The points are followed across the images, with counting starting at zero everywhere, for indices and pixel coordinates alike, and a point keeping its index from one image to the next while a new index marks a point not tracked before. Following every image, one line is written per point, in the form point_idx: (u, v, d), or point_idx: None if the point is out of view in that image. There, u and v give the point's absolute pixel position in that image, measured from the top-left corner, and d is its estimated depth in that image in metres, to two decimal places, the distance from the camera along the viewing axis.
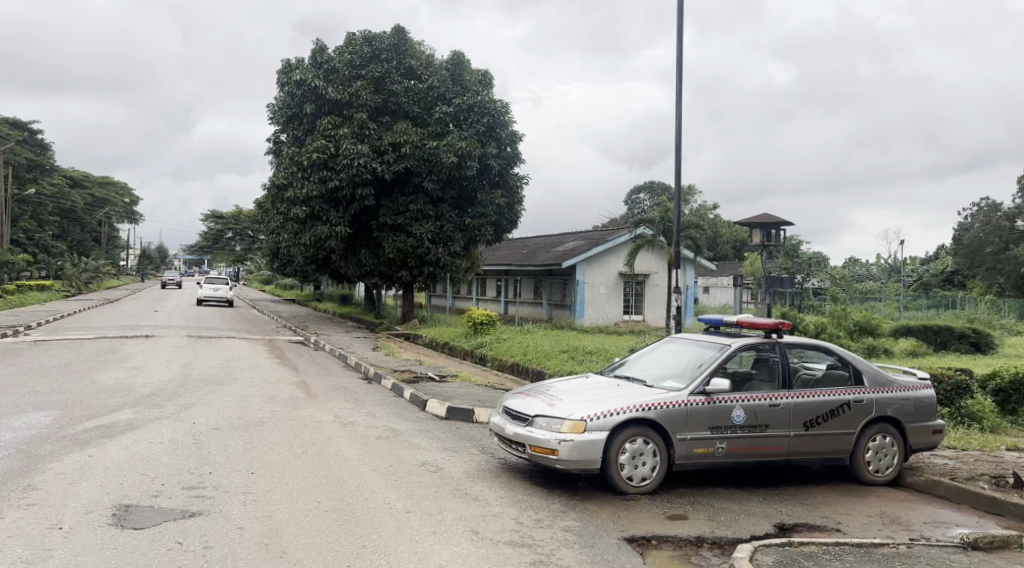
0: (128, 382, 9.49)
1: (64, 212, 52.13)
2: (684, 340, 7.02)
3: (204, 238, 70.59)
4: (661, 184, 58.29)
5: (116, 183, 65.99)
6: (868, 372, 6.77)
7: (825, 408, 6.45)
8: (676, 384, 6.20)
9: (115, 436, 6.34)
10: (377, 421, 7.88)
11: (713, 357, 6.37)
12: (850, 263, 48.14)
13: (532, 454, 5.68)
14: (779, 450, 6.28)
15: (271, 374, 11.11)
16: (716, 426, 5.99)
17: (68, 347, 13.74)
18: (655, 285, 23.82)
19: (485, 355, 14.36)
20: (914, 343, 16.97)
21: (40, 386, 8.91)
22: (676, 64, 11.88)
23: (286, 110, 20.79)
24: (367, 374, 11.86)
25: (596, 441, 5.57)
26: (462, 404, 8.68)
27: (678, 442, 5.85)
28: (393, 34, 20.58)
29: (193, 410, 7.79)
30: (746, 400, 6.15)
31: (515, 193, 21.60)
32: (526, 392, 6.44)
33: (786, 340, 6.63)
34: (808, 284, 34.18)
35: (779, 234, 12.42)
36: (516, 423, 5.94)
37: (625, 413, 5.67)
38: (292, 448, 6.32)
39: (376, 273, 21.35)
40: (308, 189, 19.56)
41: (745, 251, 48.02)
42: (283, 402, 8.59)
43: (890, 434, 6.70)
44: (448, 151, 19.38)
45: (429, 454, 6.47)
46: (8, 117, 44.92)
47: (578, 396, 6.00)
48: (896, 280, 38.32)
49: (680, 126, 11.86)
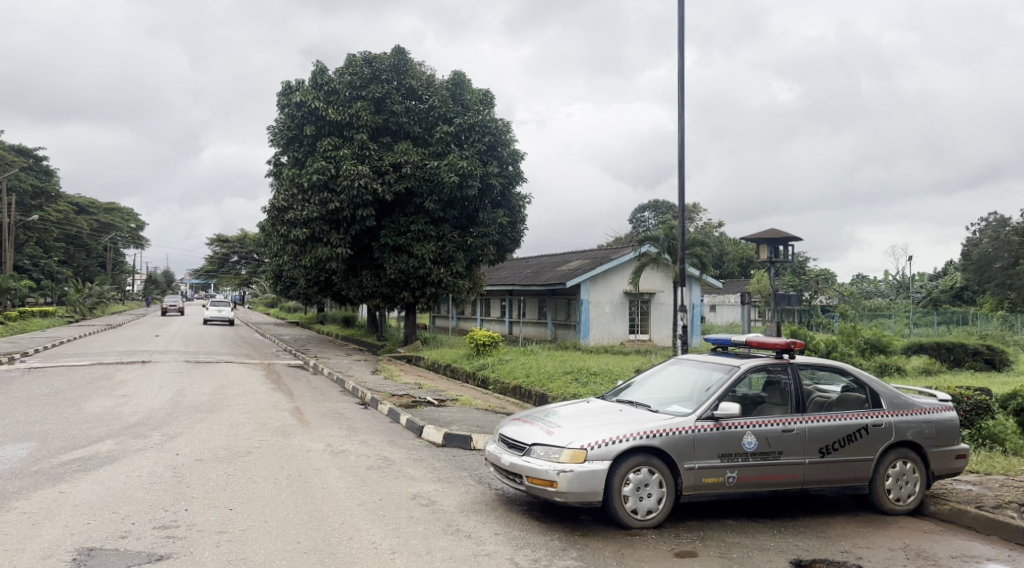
0: (116, 410, 9.13)
1: (71, 237, 52.22)
2: (690, 362, 6.67)
3: (209, 262, 70.75)
4: (665, 202, 58.24)
5: (122, 209, 66.17)
6: (886, 395, 6.40)
7: (842, 433, 6.08)
8: (683, 408, 5.84)
9: (91, 469, 5.99)
10: (370, 449, 7.54)
11: (722, 380, 6.02)
12: (857, 280, 47.70)
13: (529, 486, 5.31)
14: (794, 478, 5.90)
15: (264, 400, 10.77)
16: (726, 454, 5.62)
17: (62, 373, 13.47)
18: (661, 303, 23.43)
19: (486, 377, 14.00)
20: (926, 361, 16.55)
21: (23, 416, 8.56)
22: (678, 80, 11.66)
23: (286, 132, 20.61)
24: (364, 399, 11.50)
25: (597, 471, 5.21)
26: (460, 430, 8.32)
27: (686, 471, 5.48)
28: (393, 55, 20.47)
29: (178, 440, 7.43)
30: (758, 426, 5.79)
31: (517, 211, 21.55)
32: (523, 419, 6.08)
33: (798, 361, 6.28)
34: (816, 301, 33.78)
35: (787, 250, 12.05)
36: (513, 452, 5.58)
37: (628, 441, 5.32)
38: (277, 481, 5.96)
39: (377, 295, 21.04)
40: (308, 211, 19.32)
41: (751, 269, 47.74)
42: (273, 431, 8.24)
43: (910, 460, 6.33)
44: (449, 171, 19.16)
45: (422, 485, 6.11)
46: (14, 144, 45.04)
47: (579, 422, 5.64)
48: (904, 298, 37.89)
49: (682, 141, 11.59)
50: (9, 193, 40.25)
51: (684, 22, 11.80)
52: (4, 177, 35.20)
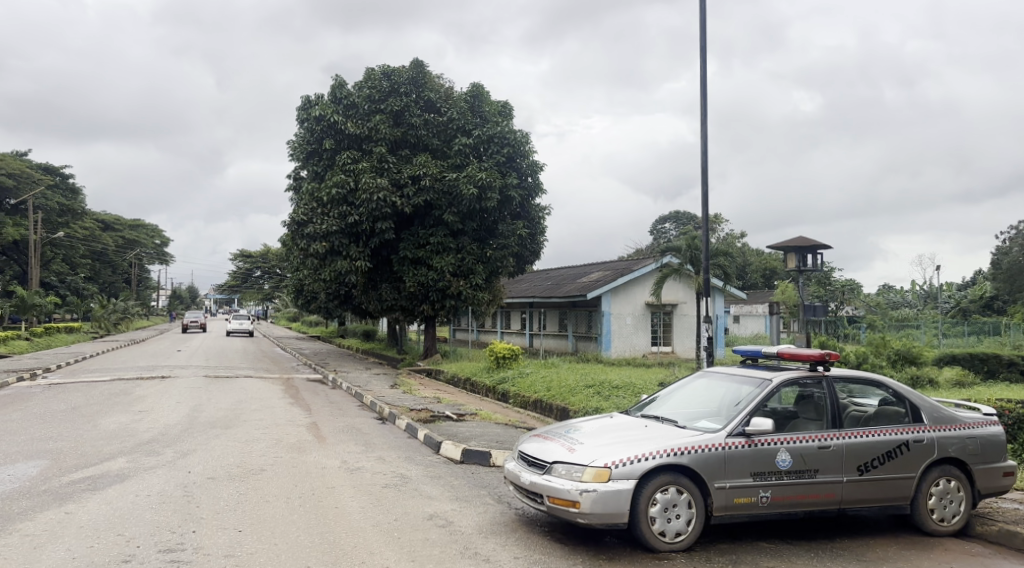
0: (131, 427, 9.00)
1: (97, 254, 52.92)
2: (718, 375, 6.38)
3: (232, 277, 71.29)
4: (686, 213, 57.75)
5: (147, 225, 66.92)
6: (927, 409, 6.05)
7: (881, 450, 5.75)
8: (712, 424, 5.56)
9: (100, 488, 5.82)
10: (387, 466, 7.32)
11: (752, 394, 5.72)
12: (884, 290, 46.79)
13: (550, 506, 5.06)
14: (832, 498, 5.58)
15: (281, 416, 10.60)
16: (758, 472, 5.32)
17: (81, 389, 13.45)
18: (684, 314, 23.02)
19: (506, 391, 13.73)
20: (959, 373, 15.99)
21: (38, 433, 8.44)
22: (700, 87, 11.42)
23: (306, 147, 20.63)
24: (382, 414, 11.28)
25: (623, 491, 4.93)
26: (479, 446, 8.08)
27: (716, 491, 5.19)
28: (412, 68, 20.46)
29: (191, 457, 7.27)
30: (792, 442, 5.49)
31: (537, 223, 21.39)
32: (543, 435, 5.82)
33: (833, 373, 5.96)
34: (843, 311, 33.09)
35: (815, 259, 11.69)
36: (533, 470, 5.33)
37: (655, 459, 5.04)
38: (289, 501, 5.75)
39: (396, 308, 20.88)
40: (327, 225, 19.26)
41: (775, 280, 47.05)
42: (288, 447, 8.05)
43: (954, 477, 5.97)
44: (468, 183, 18.99)
45: (438, 505, 5.87)
46: (41, 163, 45.73)
47: (602, 439, 5.38)
48: (932, 310, 37.01)
49: (705, 149, 11.32)
50: (35, 211, 40.78)
51: (705, 28, 11.57)
52: (31, 194, 35.61)
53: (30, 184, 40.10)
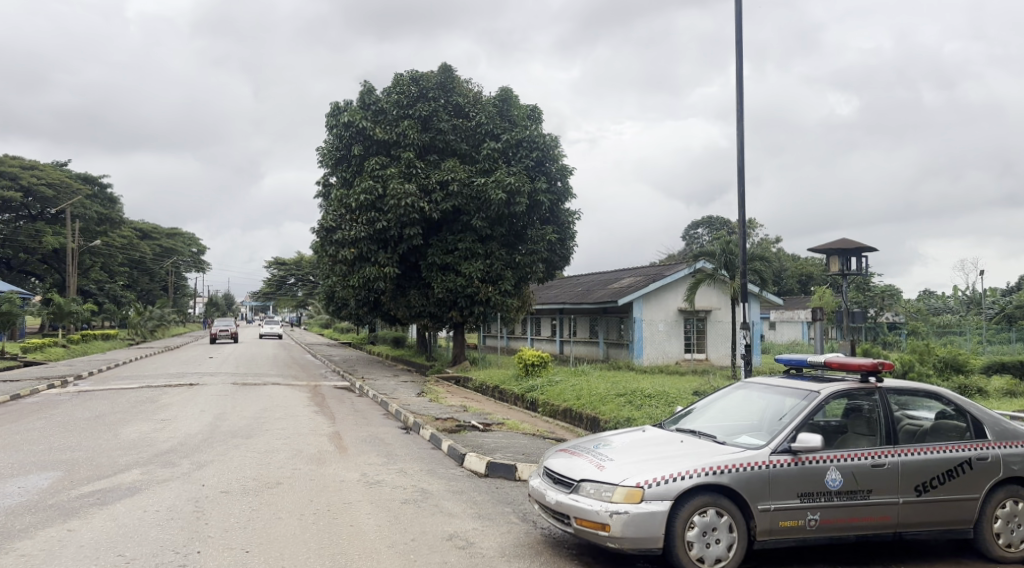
0: (151, 437, 8.83)
1: (135, 262, 53.95)
2: (758, 386, 5.94)
3: (267, 285, 72.04)
4: (719, 218, 56.84)
5: (183, 233, 68.04)
6: (992, 423, 5.53)
7: (941, 468, 5.26)
8: (754, 440, 5.12)
9: (109, 503, 5.61)
10: (408, 480, 7.02)
11: (798, 407, 5.27)
12: (925, 296, 45.33)
13: (578, 528, 4.68)
14: (886, 522, 5.10)
15: (305, 425, 10.38)
16: (807, 493, 4.88)
17: (109, 397, 13.39)
18: (718, 321, 22.37)
19: (535, 400, 13.36)
20: (1009, 381, 15.14)
21: (58, 443, 8.32)
22: (736, 83, 10.98)
23: (334, 153, 20.54)
24: (407, 423, 10.98)
25: (656, 513, 4.54)
26: (504, 458, 7.73)
27: (760, 513, 4.76)
28: (440, 72, 20.27)
29: (207, 469, 7.05)
30: (843, 460, 5.03)
31: (567, 228, 21.02)
32: (569, 449, 5.44)
33: (885, 385, 5.48)
34: (883, 317, 32.06)
35: (860, 261, 11.11)
36: (559, 488, 4.96)
37: (692, 478, 4.64)
38: (303, 518, 5.46)
39: (425, 314, 20.64)
40: (356, 231, 19.15)
41: (812, 286, 45.93)
42: (307, 459, 7.80)
43: (1021, 499, 5.43)
44: (497, 188, 18.65)
45: (460, 523, 5.52)
46: (80, 173, 46.56)
47: (633, 455, 4.99)
48: (976, 315, 35.73)
49: (742, 147, 10.86)
50: (73, 220, 41.52)
51: (742, 22, 11.11)
52: (70, 203, 36.15)
53: (69, 192, 40.77)
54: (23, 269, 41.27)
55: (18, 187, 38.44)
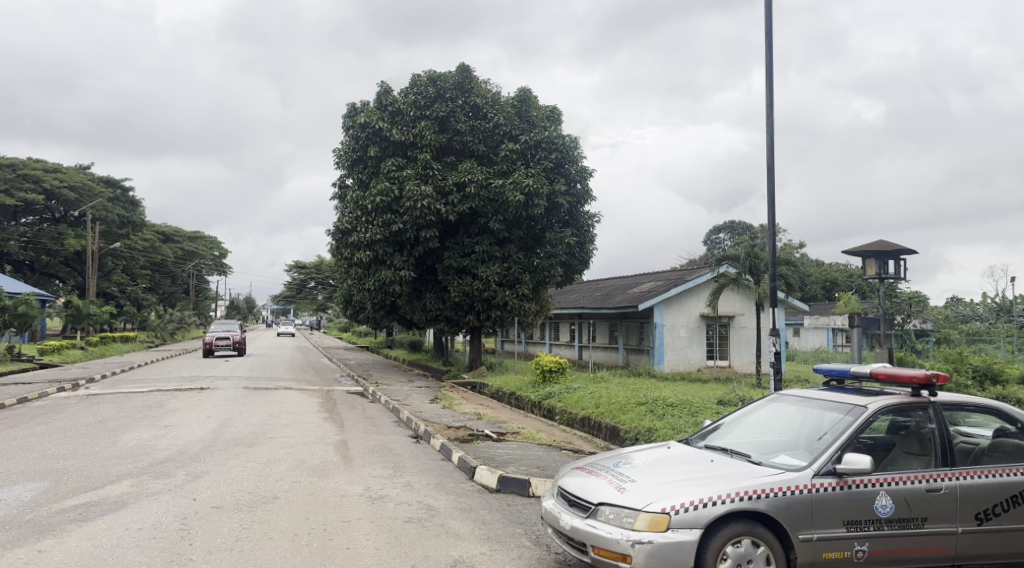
0: (149, 444, 8.46)
1: (156, 265, 54.23)
2: (796, 399, 5.37)
3: (287, 288, 72.20)
4: (741, 224, 56.05)
5: (205, 237, 68.42)
6: None
7: (1003, 494, 4.69)
8: (795, 461, 4.58)
9: (90, 519, 5.22)
10: (411, 494, 6.56)
11: (842, 424, 4.72)
12: (953, 304, 44.14)
13: (595, 558, 4.18)
14: (944, 552, 4.55)
15: (312, 432, 9.97)
16: (854, 521, 4.36)
17: (117, 401, 13.07)
18: (742, 326, 21.71)
19: (552, 408, 12.85)
20: None
21: (52, 450, 7.99)
22: (766, 78, 10.44)
23: (351, 154, 20.18)
24: (417, 432, 10.51)
25: (685, 543, 4.03)
26: (518, 472, 7.25)
27: (800, 543, 4.24)
28: (458, 72, 19.82)
29: (203, 481, 6.67)
30: (894, 483, 4.49)
31: (586, 231, 20.47)
32: (586, 468, 4.93)
33: (940, 399, 4.91)
34: (911, 324, 31.15)
35: (899, 264, 10.46)
36: (575, 512, 4.47)
37: (722, 505, 4.13)
38: (296, 539, 5.01)
39: (441, 318, 20.29)
40: (371, 233, 18.79)
41: (836, 293, 44.96)
42: (308, 470, 7.36)
43: None
44: (514, 190, 18.18)
45: (466, 548, 5.04)
46: (103, 176, 46.73)
47: (659, 475, 4.48)
48: (1007, 322, 34.61)
49: (771, 143, 10.29)
50: (95, 222, 41.68)
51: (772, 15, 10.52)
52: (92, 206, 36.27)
53: (92, 195, 40.97)
54: (46, 271, 41.56)
55: (41, 189, 38.73)
